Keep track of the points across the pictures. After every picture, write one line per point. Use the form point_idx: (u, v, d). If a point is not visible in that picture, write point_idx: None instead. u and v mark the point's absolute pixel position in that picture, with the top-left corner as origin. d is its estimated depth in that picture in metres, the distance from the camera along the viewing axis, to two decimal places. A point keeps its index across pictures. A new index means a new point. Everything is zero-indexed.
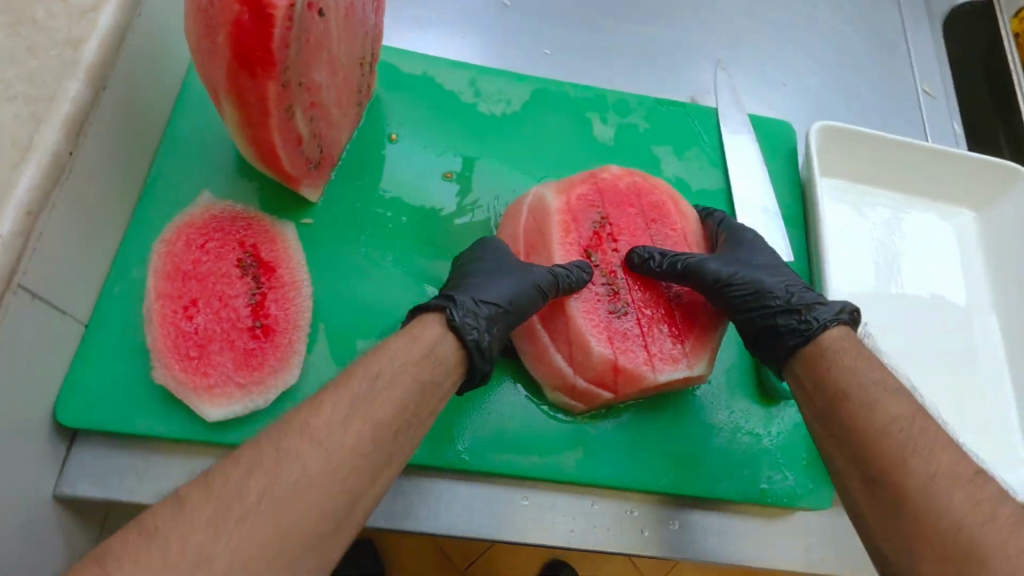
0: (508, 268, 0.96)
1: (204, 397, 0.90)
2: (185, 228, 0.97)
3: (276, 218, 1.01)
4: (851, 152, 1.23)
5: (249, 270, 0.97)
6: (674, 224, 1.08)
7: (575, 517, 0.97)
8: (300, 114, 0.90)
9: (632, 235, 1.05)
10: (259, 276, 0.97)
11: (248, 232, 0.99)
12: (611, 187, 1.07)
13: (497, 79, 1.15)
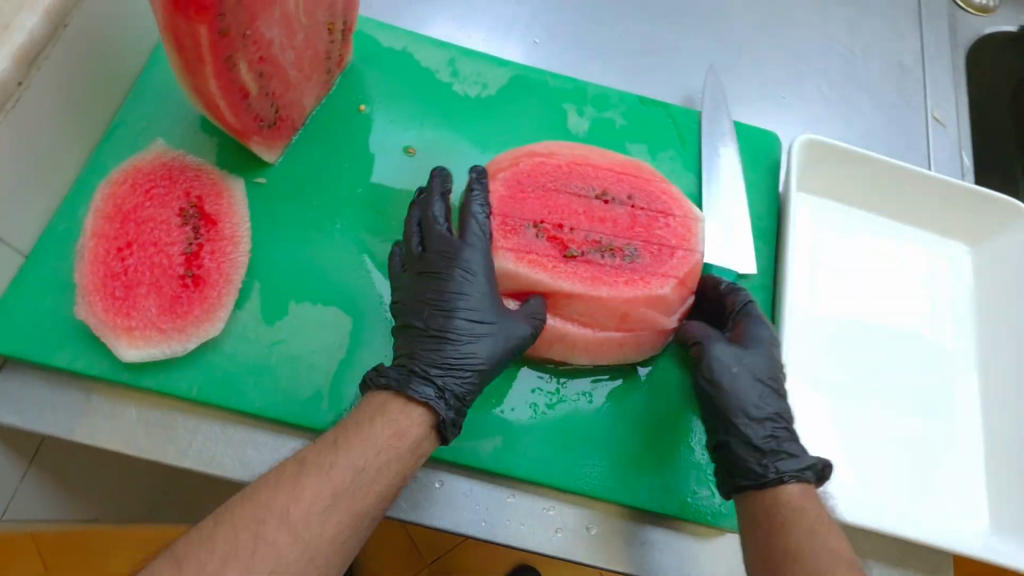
0: (470, 297, 0.91)
1: (122, 337, 0.91)
2: (135, 173, 1.01)
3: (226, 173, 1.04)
4: (843, 172, 1.26)
5: (190, 221, 0.99)
6: (574, 173, 1.00)
7: (488, 507, 0.96)
8: (245, 67, 0.88)
9: (563, 209, 0.97)
10: (199, 227, 0.99)
11: (195, 183, 1.02)
12: (512, 196, 0.98)
13: (476, 62, 1.24)
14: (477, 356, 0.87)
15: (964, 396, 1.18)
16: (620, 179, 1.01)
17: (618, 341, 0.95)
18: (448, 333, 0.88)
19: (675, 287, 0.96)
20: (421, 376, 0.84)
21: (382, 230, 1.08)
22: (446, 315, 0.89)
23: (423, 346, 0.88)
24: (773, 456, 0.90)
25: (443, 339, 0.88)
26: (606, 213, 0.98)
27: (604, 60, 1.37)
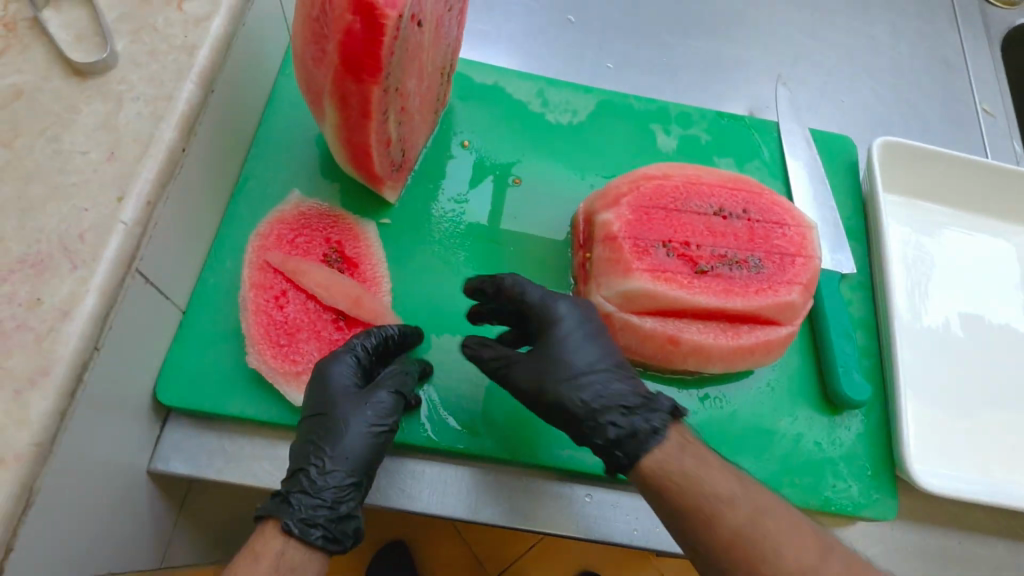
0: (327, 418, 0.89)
1: (292, 382, 0.96)
2: (279, 225, 1.06)
3: (358, 216, 1.09)
4: (913, 168, 1.30)
5: (334, 266, 1.05)
6: (692, 195, 1.06)
7: (638, 516, 1.01)
8: (393, 118, 0.93)
9: (688, 228, 1.03)
10: (343, 270, 1.05)
11: (333, 229, 1.08)
12: (639, 218, 1.03)
13: (564, 91, 1.29)
14: (348, 462, 0.87)
15: None
16: (735, 194, 1.06)
17: (749, 348, 1.01)
18: (351, 422, 0.89)
19: (800, 293, 1.01)
20: (298, 492, 0.84)
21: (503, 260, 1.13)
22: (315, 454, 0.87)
23: (325, 434, 0.88)
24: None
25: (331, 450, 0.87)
26: (728, 227, 1.04)
27: (675, 78, 1.44)
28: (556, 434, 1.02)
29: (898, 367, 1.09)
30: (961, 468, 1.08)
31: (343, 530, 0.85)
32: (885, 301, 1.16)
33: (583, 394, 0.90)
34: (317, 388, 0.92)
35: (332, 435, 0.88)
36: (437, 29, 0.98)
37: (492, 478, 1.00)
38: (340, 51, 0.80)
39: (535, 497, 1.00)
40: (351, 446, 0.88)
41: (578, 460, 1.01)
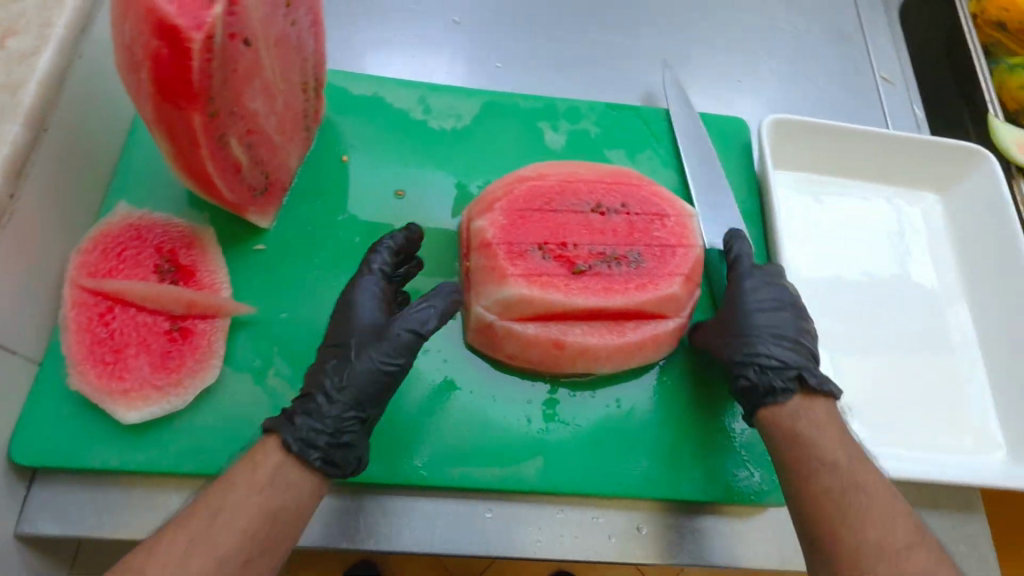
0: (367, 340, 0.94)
1: (120, 400, 0.91)
2: (103, 239, 0.99)
3: (194, 223, 1.04)
4: (809, 140, 1.31)
5: (167, 275, 0.99)
6: (569, 193, 1.03)
7: (540, 527, 0.98)
8: (235, 142, 0.89)
9: (565, 227, 1.01)
10: (177, 279, 0.99)
11: (166, 239, 1.01)
12: (514, 222, 1.00)
13: (446, 96, 1.26)
14: (355, 393, 0.90)
15: (963, 339, 1.26)
16: (613, 188, 1.04)
17: (638, 345, 0.99)
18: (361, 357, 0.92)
19: (682, 285, 1.00)
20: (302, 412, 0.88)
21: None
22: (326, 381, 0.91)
23: (376, 347, 0.93)
24: (767, 369, 0.96)
25: (374, 371, 0.92)
26: (606, 223, 1.02)
27: (568, 71, 1.41)
28: (448, 452, 0.99)
29: None
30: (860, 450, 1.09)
31: (344, 452, 0.88)
32: None
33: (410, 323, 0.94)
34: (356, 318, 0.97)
35: (385, 347, 0.93)
36: (284, 44, 0.94)
37: (386, 502, 0.98)
38: (154, 79, 0.76)
39: (431, 519, 0.97)
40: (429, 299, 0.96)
41: (470, 478, 0.98)
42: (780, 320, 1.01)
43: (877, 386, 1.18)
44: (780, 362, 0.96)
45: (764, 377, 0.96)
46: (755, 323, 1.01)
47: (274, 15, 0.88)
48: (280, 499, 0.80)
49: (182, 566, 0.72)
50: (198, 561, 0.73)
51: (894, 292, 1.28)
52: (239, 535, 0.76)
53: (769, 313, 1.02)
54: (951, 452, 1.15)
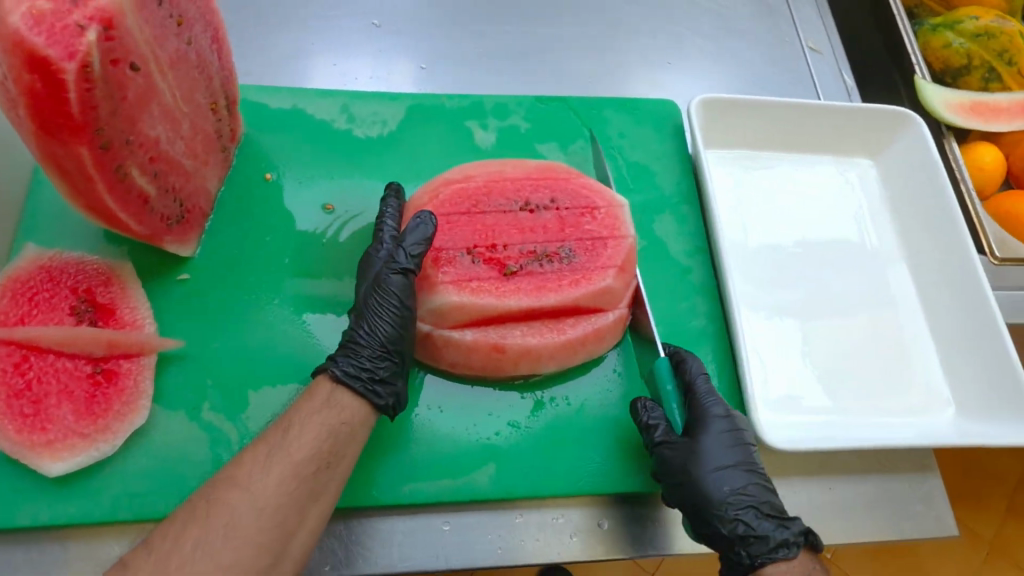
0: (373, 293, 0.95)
1: (44, 453, 0.86)
2: (11, 285, 0.94)
3: (111, 258, 1.00)
4: (735, 118, 1.32)
5: (84, 316, 0.94)
6: (495, 195, 1.05)
7: (501, 533, 0.95)
8: (137, 172, 0.86)
9: (493, 229, 1.02)
10: (96, 319, 0.94)
11: (81, 278, 0.97)
12: (442, 229, 1.02)
13: (369, 102, 1.23)
14: (380, 334, 0.92)
15: (908, 299, 1.28)
16: (540, 187, 1.06)
17: (580, 340, 1.00)
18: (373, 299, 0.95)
19: (617, 277, 1.02)
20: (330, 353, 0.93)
21: (317, 294, 1.06)
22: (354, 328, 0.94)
23: (383, 295, 0.94)
24: (750, 537, 0.88)
25: (364, 313, 0.95)
26: (535, 222, 1.03)
27: (495, 68, 1.40)
28: (397, 468, 0.96)
29: (737, 328, 1.07)
30: (810, 421, 1.12)
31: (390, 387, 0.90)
32: (719, 262, 1.14)
33: (403, 258, 0.96)
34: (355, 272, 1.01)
35: (390, 292, 0.95)
36: (181, 65, 0.90)
37: (342, 527, 0.94)
38: (32, 114, 0.72)
39: (389, 538, 0.93)
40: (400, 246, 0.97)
41: (422, 492, 0.95)
42: (736, 447, 0.95)
43: (825, 356, 1.19)
44: (758, 520, 0.89)
45: (744, 523, 0.89)
46: (705, 438, 0.95)
47: (163, 36, 0.85)
48: (335, 408, 0.85)
49: (256, 482, 0.75)
50: (276, 472, 0.77)
51: (834, 259, 1.29)
52: (307, 447, 0.80)
53: (722, 438, 0.96)
54: (902, 414, 1.16)
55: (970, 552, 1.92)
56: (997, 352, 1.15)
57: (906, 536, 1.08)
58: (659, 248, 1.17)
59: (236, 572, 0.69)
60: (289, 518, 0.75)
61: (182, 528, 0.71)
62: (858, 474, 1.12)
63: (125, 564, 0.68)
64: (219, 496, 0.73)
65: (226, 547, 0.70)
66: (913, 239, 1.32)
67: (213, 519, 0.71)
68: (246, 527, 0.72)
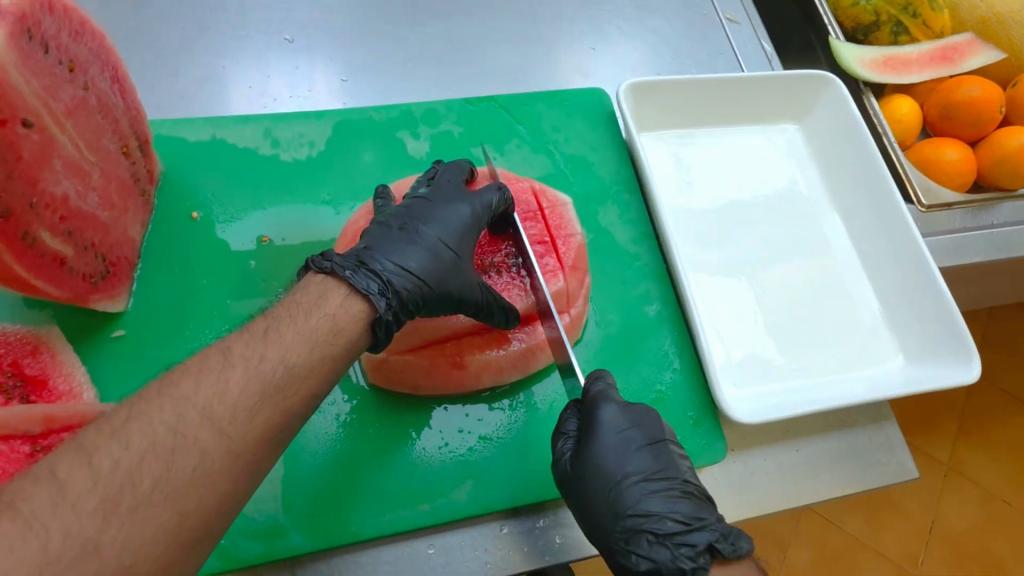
0: (422, 213, 0.94)
1: None
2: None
3: (36, 325, 0.94)
4: (661, 99, 1.33)
5: (13, 392, 0.87)
6: None
7: (487, 547, 0.94)
8: (48, 235, 0.79)
9: None
10: (27, 394, 0.88)
11: (4, 352, 0.90)
12: None
13: (293, 124, 1.18)
14: (427, 251, 0.90)
15: (849, 254, 1.33)
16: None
17: (537, 347, 1.01)
18: (448, 216, 0.94)
19: (567, 279, 1.01)
20: (367, 270, 0.84)
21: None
22: (415, 241, 0.91)
23: (421, 218, 0.94)
24: (647, 541, 0.83)
25: (450, 251, 0.93)
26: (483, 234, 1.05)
27: (419, 72, 1.38)
28: (373, 499, 0.93)
29: (691, 308, 1.09)
30: (769, 388, 1.15)
31: (398, 308, 0.85)
32: (666, 245, 1.15)
33: (447, 199, 0.97)
34: (435, 204, 0.96)
35: (436, 218, 0.94)
36: (80, 113, 0.84)
37: (327, 567, 0.91)
38: None
39: (376, 571, 0.91)
40: (485, 198, 0.97)
41: (401, 520, 0.93)
42: (644, 459, 0.88)
43: (777, 323, 1.22)
44: (653, 546, 0.83)
45: (641, 548, 0.83)
46: (606, 454, 0.89)
47: (55, 86, 0.79)
48: (346, 339, 0.79)
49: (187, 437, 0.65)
50: (260, 417, 0.70)
51: (775, 225, 1.33)
52: (245, 401, 0.69)
53: (629, 453, 0.89)
54: (855, 368, 1.21)
55: (933, 479, 2.02)
56: (934, 300, 1.20)
57: (868, 486, 1.13)
58: (606, 239, 1.17)
59: (191, 522, 0.63)
60: (252, 470, 0.69)
61: (138, 461, 0.62)
62: (819, 434, 1.16)
63: (64, 488, 0.58)
64: (187, 432, 0.65)
65: (188, 494, 0.63)
66: (845, 196, 1.36)
67: (180, 459, 0.64)
68: (214, 472, 0.65)
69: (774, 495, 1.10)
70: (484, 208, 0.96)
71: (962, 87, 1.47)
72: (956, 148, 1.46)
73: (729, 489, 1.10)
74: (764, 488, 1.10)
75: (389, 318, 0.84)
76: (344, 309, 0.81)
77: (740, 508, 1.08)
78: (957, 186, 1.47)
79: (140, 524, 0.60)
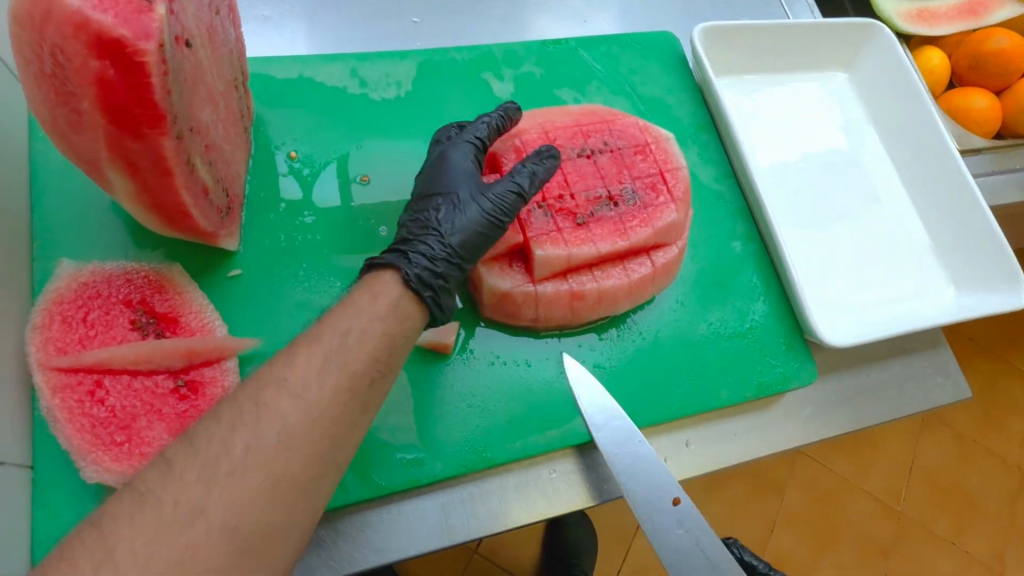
0: (436, 184, 0.93)
1: None
2: (57, 308, 0.83)
3: (160, 263, 0.91)
4: (724, 46, 1.37)
5: (147, 329, 0.86)
6: (567, 135, 1.03)
7: (605, 472, 0.98)
8: (200, 162, 0.78)
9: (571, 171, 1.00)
10: (161, 331, 0.87)
11: (132, 289, 0.88)
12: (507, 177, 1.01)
13: (377, 64, 1.16)
14: (455, 220, 0.90)
15: (900, 196, 1.40)
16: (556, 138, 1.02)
17: (649, 278, 1.01)
18: (459, 177, 0.93)
19: (678, 210, 1.02)
20: (410, 257, 0.84)
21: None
22: (438, 221, 0.90)
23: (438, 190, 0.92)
24: None
25: (449, 194, 0.92)
26: (603, 159, 1.02)
27: (487, 13, 1.36)
28: (500, 428, 0.96)
29: (779, 241, 1.14)
30: (842, 317, 1.23)
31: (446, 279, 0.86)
32: (749, 184, 1.20)
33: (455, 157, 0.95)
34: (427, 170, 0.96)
35: (452, 183, 0.93)
36: (214, 39, 0.82)
37: (457, 493, 0.94)
38: (102, 107, 0.64)
39: (504, 497, 0.94)
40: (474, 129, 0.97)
41: (532, 446, 0.95)
42: None
43: (836, 258, 1.30)
44: None
45: None
46: None
47: (200, 6, 0.76)
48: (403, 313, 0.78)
49: (261, 419, 0.63)
50: (333, 379, 0.68)
51: (832, 167, 1.40)
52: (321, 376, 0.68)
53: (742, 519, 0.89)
54: (910, 300, 1.29)
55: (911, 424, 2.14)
56: (984, 233, 1.29)
57: (914, 409, 1.22)
58: (691, 178, 1.22)
59: (287, 483, 0.62)
60: (347, 424, 0.68)
61: (228, 435, 0.61)
62: (882, 361, 1.24)
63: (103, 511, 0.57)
64: (269, 402, 0.64)
65: (274, 459, 0.61)
66: (893, 140, 1.43)
67: (265, 426, 0.62)
68: (301, 436, 0.64)
69: (847, 417, 1.18)
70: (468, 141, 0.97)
71: (991, 38, 1.56)
72: (984, 98, 1.56)
73: (811, 411, 1.16)
74: (840, 411, 1.18)
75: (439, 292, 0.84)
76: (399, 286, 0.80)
77: (821, 427, 1.16)
78: (985, 133, 1.57)
79: (228, 495, 0.58)
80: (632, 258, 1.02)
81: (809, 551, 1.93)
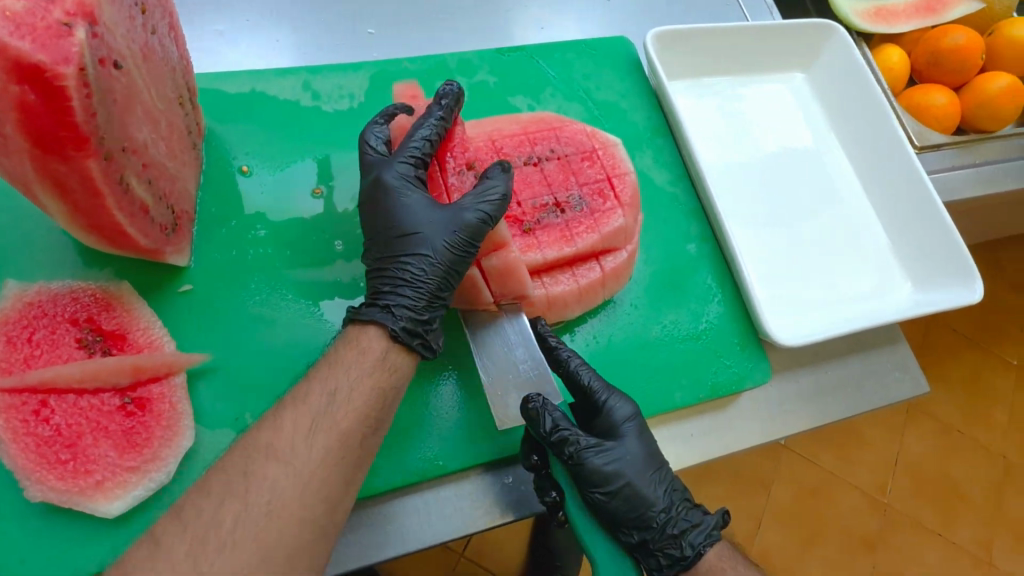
0: (390, 210, 0.93)
1: (96, 493, 0.80)
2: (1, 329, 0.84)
3: (107, 281, 0.92)
4: (679, 49, 1.38)
5: (94, 347, 0.87)
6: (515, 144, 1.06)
7: None
8: (136, 181, 0.79)
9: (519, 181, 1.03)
10: (108, 348, 0.87)
11: (79, 307, 0.89)
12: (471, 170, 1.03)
13: (331, 76, 1.17)
14: (419, 249, 0.91)
15: (858, 193, 1.42)
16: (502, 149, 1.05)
17: (600, 281, 1.03)
18: (409, 198, 0.93)
19: (625, 215, 1.04)
20: (384, 307, 0.89)
21: (320, 282, 1.02)
22: (402, 254, 0.92)
23: (391, 217, 0.93)
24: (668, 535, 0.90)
25: (413, 229, 0.92)
26: (549, 166, 1.05)
27: (444, 20, 1.36)
28: (451, 435, 0.97)
29: (731, 242, 1.16)
30: (799, 317, 1.24)
31: (427, 314, 0.91)
32: (703, 185, 1.21)
33: (396, 179, 0.94)
34: (376, 195, 0.94)
35: (405, 206, 0.93)
36: (150, 59, 0.83)
37: (410, 501, 0.94)
38: (26, 131, 0.65)
39: (458, 504, 0.95)
40: (417, 138, 0.96)
41: (483, 452, 0.96)
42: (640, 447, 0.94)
43: (793, 257, 1.31)
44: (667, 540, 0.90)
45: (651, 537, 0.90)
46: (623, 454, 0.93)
47: (131, 28, 0.77)
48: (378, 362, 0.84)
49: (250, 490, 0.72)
50: (319, 439, 0.77)
51: (790, 166, 1.41)
52: (310, 445, 0.76)
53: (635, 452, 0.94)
54: (867, 297, 1.30)
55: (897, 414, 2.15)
56: (939, 229, 1.30)
57: (874, 406, 1.23)
58: (645, 182, 1.23)
59: (286, 541, 0.71)
60: (345, 476, 0.77)
61: (220, 504, 0.71)
62: (841, 358, 1.25)
63: None
64: (257, 472, 0.73)
65: (268, 524, 0.71)
66: (850, 138, 1.45)
67: (255, 494, 0.72)
68: (286, 503, 0.72)
69: (806, 415, 1.19)
70: (413, 155, 0.96)
71: (949, 35, 1.57)
72: (944, 94, 1.57)
73: (770, 410, 1.17)
74: (799, 410, 1.19)
75: (419, 329, 0.89)
76: (374, 338, 0.86)
77: (780, 425, 1.17)
78: (944, 129, 1.59)
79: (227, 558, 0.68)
80: (583, 261, 1.04)
81: (793, 546, 1.93)
